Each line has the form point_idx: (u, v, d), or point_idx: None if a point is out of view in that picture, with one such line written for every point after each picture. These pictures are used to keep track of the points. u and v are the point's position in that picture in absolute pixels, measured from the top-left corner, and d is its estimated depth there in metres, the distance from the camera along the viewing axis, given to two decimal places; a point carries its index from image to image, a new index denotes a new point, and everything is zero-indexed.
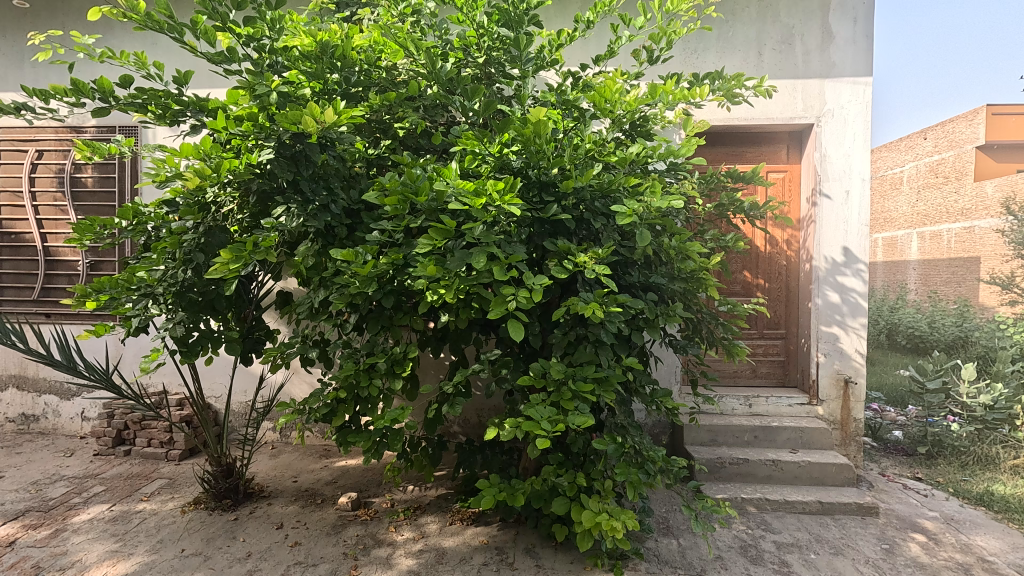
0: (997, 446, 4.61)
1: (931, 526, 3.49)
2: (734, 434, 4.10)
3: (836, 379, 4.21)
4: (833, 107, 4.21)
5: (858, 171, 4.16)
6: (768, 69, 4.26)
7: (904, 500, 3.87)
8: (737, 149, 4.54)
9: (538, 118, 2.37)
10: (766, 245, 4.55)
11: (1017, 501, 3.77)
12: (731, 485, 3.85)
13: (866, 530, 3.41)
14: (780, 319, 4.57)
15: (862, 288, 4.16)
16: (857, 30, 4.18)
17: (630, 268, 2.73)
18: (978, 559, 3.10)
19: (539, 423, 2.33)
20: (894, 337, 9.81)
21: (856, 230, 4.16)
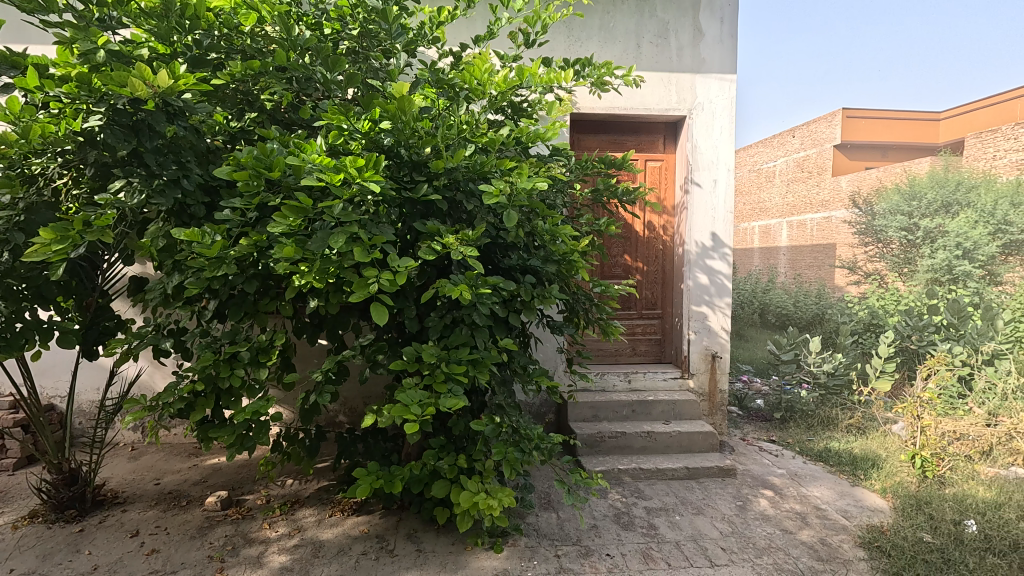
0: (837, 409, 5.26)
1: (778, 482, 3.92)
2: (614, 409, 4.32)
3: (705, 354, 4.57)
4: (703, 101, 4.50)
5: (724, 162, 4.50)
6: (646, 61, 4.45)
7: (759, 461, 4.30)
8: (617, 138, 4.74)
9: (403, 93, 2.32)
10: (644, 230, 4.79)
11: (847, 455, 4.33)
12: (610, 458, 4.05)
13: (725, 490, 3.75)
14: (657, 300, 4.86)
15: (726, 270, 4.53)
16: (723, 29, 4.49)
17: (509, 251, 2.80)
18: (813, 508, 3.52)
19: (409, 407, 2.31)
20: (766, 315, 10.84)
21: (722, 216, 4.51)
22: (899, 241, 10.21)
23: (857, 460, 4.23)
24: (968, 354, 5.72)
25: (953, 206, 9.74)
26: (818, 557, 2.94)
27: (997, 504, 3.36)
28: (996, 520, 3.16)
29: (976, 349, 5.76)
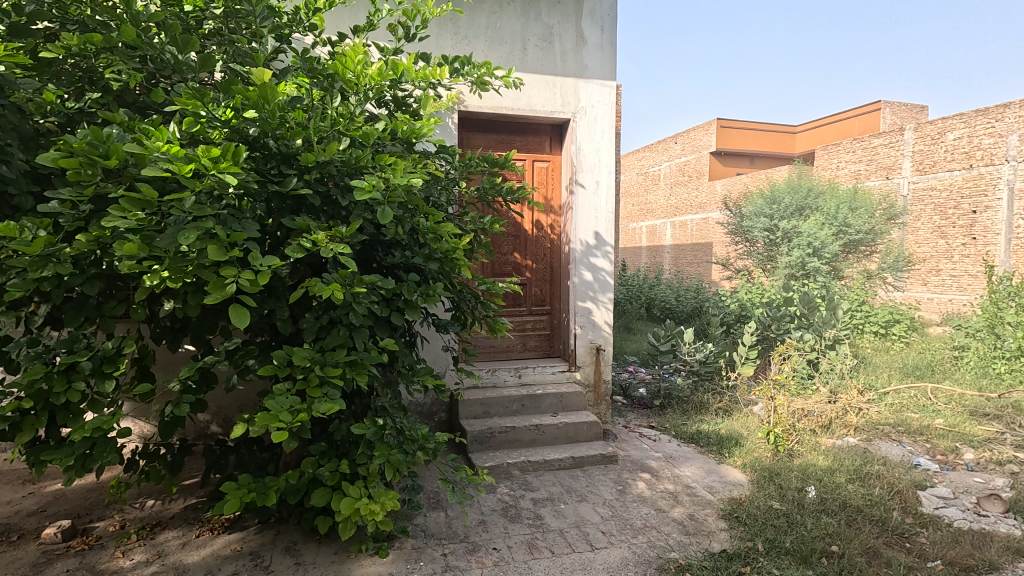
0: (708, 394, 5.75)
1: (655, 464, 4.20)
2: (504, 404, 4.39)
3: (590, 347, 4.78)
4: (586, 105, 4.70)
5: (606, 165, 4.73)
6: (531, 65, 4.56)
7: (639, 446, 4.59)
8: (505, 137, 4.80)
9: (264, 81, 2.21)
10: (533, 228, 4.91)
11: (715, 435, 4.75)
12: (500, 452, 4.11)
13: (607, 476, 3.96)
14: (545, 296, 4.99)
15: (608, 267, 4.77)
16: (603, 38, 4.72)
17: (391, 250, 2.74)
18: (684, 486, 3.81)
19: (278, 414, 2.18)
20: (652, 309, 11.58)
21: (605, 216, 4.74)
22: (763, 241, 11.36)
23: (723, 439, 4.66)
24: (815, 340, 6.47)
25: (805, 210, 11.04)
26: (686, 531, 3.20)
27: (831, 470, 3.86)
28: (830, 485, 3.62)
29: (821, 335, 6.54)
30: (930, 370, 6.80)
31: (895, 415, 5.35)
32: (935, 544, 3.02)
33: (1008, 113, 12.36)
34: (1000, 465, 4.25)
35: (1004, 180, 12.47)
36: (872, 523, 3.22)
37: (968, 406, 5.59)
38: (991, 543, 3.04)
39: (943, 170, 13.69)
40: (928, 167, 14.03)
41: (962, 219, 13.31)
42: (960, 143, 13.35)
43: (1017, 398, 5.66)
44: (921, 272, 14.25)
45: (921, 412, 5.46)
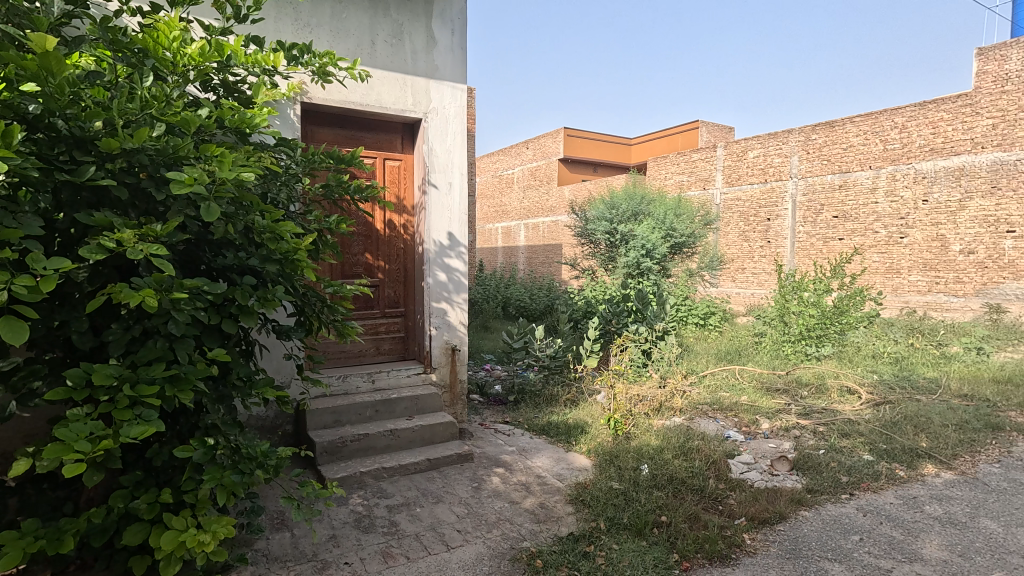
0: (557, 386, 6.10)
1: (509, 458, 4.34)
2: (357, 411, 4.22)
3: (445, 348, 4.79)
4: (437, 106, 4.70)
5: (458, 166, 4.78)
6: (381, 61, 4.44)
7: (493, 442, 4.71)
8: (354, 133, 4.61)
9: (48, 49, 1.87)
10: (385, 228, 4.78)
11: (563, 425, 5.06)
12: (352, 462, 3.94)
13: (463, 475, 4.00)
14: (399, 298, 4.89)
15: (462, 268, 4.82)
16: (454, 41, 4.75)
17: (221, 250, 2.47)
18: (535, 477, 3.99)
19: (74, 444, 1.85)
20: (507, 309, 11.91)
21: (458, 217, 4.78)
22: (605, 243, 12.32)
23: (570, 429, 4.97)
24: (649, 332, 7.18)
25: (640, 215, 12.19)
26: (536, 520, 3.36)
27: (661, 448, 4.32)
28: (660, 462, 4.05)
29: (653, 327, 7.27)
30: (738, 354, 7.93)
31: (711, 394, 6.16)
32: (741, 504, 3.54)
33: (791, 138, 14.89)
34: (787, 431, 5.10)
35: (789, 194, 15.02)
36: (693, 492, 3.67)
37: (765, 383, 6.63)
38: (780, 497, 3.64)
39: (746, 183, 16.06)
40: (735, 181, 16.36)
41: (760, 226, 15.76)
42: (757, 161, 15.76)
43: (798, 374, 6.85)
44: (731, 270, 16.62)
45: (731, 391, 6.34)
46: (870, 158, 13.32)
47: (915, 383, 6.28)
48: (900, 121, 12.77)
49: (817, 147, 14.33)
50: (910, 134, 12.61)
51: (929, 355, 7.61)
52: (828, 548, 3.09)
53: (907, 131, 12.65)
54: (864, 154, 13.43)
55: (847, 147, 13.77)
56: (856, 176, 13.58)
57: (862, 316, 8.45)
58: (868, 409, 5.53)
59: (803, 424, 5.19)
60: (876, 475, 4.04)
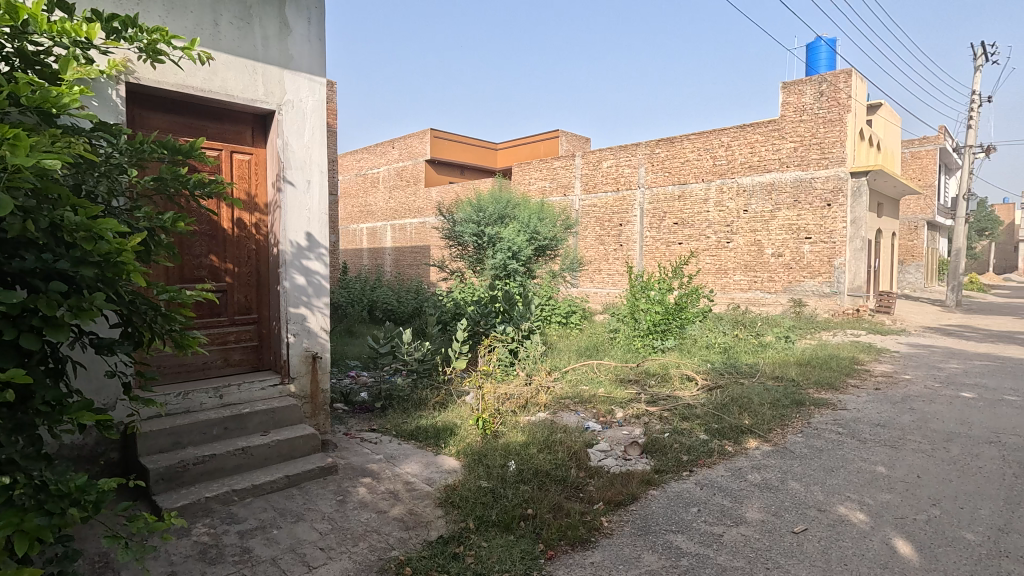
0: (426, 390, 6.04)
1: (376, 467, 4.21)
2: (201, 431, 3.80)
3: (305, 356, 4.49)
4: (293, 98, 4.41)
5: (317, 163, 4.52)
6: (225, 44, 4.05)
7: (359, 452, 4.53)
8: (194, 121, 4.16)
9: None
10: (233, 227, 4.36)
11: (432, 429, 5.02)
12: (196, 487, 3.54)
13: (326, 489, 3.79)
14: (251, 303, 4.49)
15: (323, 270, 4.57)
16: (311, 30, 4.48)
17: (18, 251, 2.06)
18: (404, 483, 3.91)
19: None
20: (374, 312, 11.53)
21: (318, 217, 4.53)
22: (472, 245, 12.48)
23: (439, 432, 4.96)
24: (515, 332, 7.40)
25: (505, 218, 12.52)
26: (405, 527, 3.29)
27: (527, 444, 4.48)
28: (526, 456, 4.20)
29: (519, 327, 7.51)
30: (596, 350, 8.50)
31: (573, 388, 6.54)
32: (599, 489, 3.80)
33: (639, 151, 16.32)
34: (638, 418, 5.57)
35: (638, 202, 16.45)
36: (556, 483, 3.85)
37: (619, 375, 7.19)
38: (632, 480, 3.96)
39: (601, 190, 17.29)
40: (591, 188, 17.52)
41: (613, 230, 17.06)
42: (611, 170, 17.03)
43: (647, 365, 7.53)
44: (589, 271, 17.79)
45: (589, 384, 6.77)
46: (703, 172, 15.08)
47: (739, 369, 7.24)
48: (726, 140, 14.61)
49: (660, 160, 15.88)
50: (733, 153, 14.49)
51: (749, 344, 8.82)
52: (672, 521, 3.43)
53: (731, 150, 14.52)
54: (698, 168, 15.16)
55: (684, 162, 15.44)
56: (692, 187, 15.28)
57: (698, 311, 9.53)
58: (703, 394, 6.25)
59: (651, 411, 5.72)
60: (710, 452, 4.58)
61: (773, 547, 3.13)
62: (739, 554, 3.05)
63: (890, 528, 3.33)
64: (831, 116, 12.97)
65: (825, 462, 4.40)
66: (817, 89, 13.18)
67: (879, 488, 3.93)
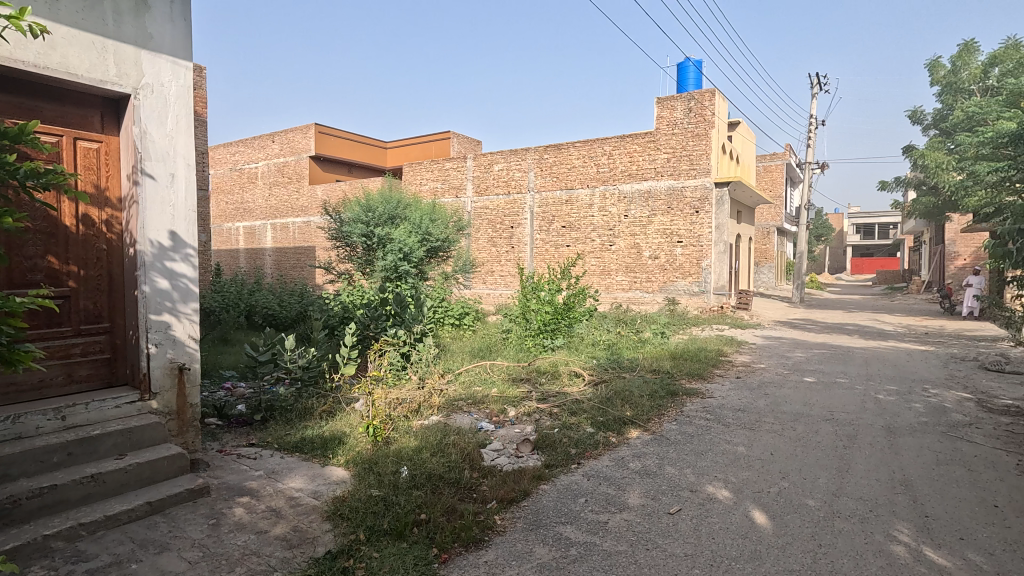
0: (312, 399, 5.73)
1: (255, 484, 3.91)
2: (38, 458, 3.29)
3: (169, 368, 4.05)
4: (152, 82, 3.97)
5: (183, 155, 4.12)
6: (66, 15, 3.54)
7: (236, 469, 4.18)
8: (26, 102, 3.60)
9: None
10: (78, 224, 3.84)
11: (318, 439, 4.77)
12: (33, 525, 3.05)
13: (197, 512, 3.45)
14: (102, 310, 3.97)
15: (190, 273, 4.17)
16: (174, 8, 4.06)
17: None
18: (287, 499, 3.68)
19: None
20: (252, 317, 10.72)
21: (184, 214, 4.12)
22: (361, 246, 12.05)
23: (326, 441, 4.72)
24: (407, 335, 7.26)
25: (396, 219, 12.23)
26: (289, 546, 3.10)
27: (419, 448, 4.41)
28: (419, 461, 4.14)
29: (411, 330, 7.38)
30: (489, 350, 8.60)
31: (466, 390, 6.56)
32: (492, 488, 3.85)
33: (528, 155, 16.76)
34: (529, 416, 5.72)
35: (527, 205, 16.90)
36: (449, 485, 3.84)
37: (511, 374, 7.34)
38: (524, 476, 4.06)
39: (492, 193, 17.52)
40: (483, 190, 17.69)
41: (505, 232, 17.37)
42: (501, 173, 17.32)
43: (538, 364, 7.76)
44: (481, 273, 17.97)
45: (482, 385, 6.83)
46: (588, 178, 15.85)
47: (622, 364, 7.71)
48: (608, 149, 15.48)
49: (549, 165, 16.44)
50: (615, 161, 15.39)
51: (630, 340, 9.42)
52: (561, 513, 3.57)
53: (613, 158, 15.42)
54: (584, 174, 15.90)
55: (571, 168, 16.12)
56: (578, 192, 16.01)
57: (584, 311, 10.00)
58: (590, 389, 6.58)
59: (542, 408, 5.90)
60: (596, 444, 4.83)
61: (652, 529, 3.36)
62: (622, 538, 3.25)
63: (748, 501, 3.73)
64: (699, 131, 14.24)
65: (695, 446, 4.83)
66: (687, 106, 14.40)
67: (740, 466, 4.38)
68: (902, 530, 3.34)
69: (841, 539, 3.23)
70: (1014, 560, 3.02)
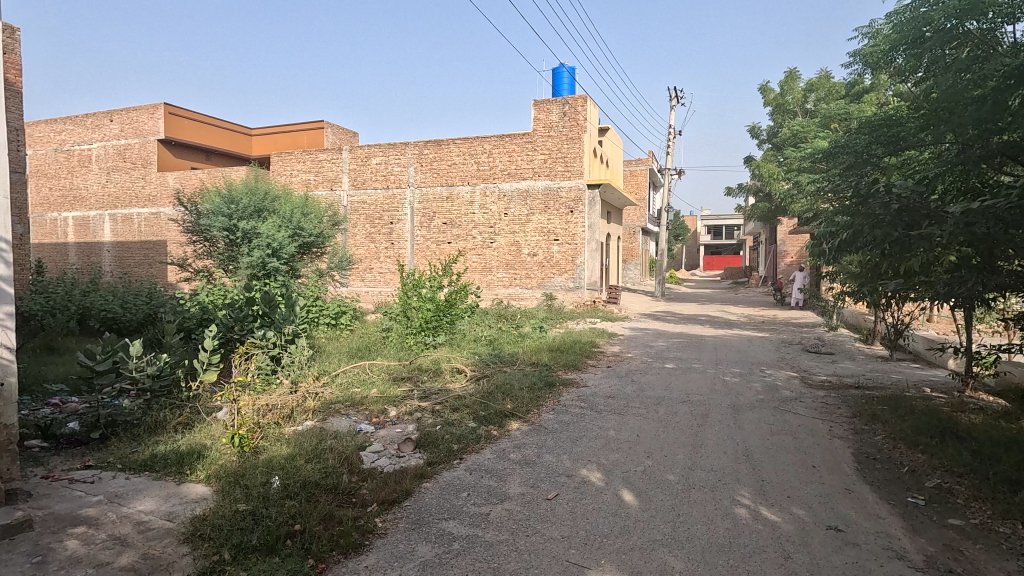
0: (164, 410, 5.14)
1: (93, 512, 3.42)
2: None
3: None
4: None
5: None
6: None
7: (67, 496, 3.63)
8: None
9: None
10: None
11: (173, 454, 4.30)
12: None
13: (16, 551, 2.95)
14: None
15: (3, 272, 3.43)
16: None
17: None
18: (134, 524, 3.27)
19: None
20: (87, 321, 9.35)
21: None
22: (222, 241, 11.02)
23: (182, 456, 4.27)
24: (277, 337, 6.77)
25: (263, 212, 11.34)
26: None
27: (292, 456, 4.16)
28: (292, 469, 3.90)
29: (281, 331, 6.89)
30: (368, 350, 8.32)
31: (344, 392, 6.29)
32: (373, 491, 3.75)
33: (407, 150, 16.45)
34: (411, 415, 5.65)
35: (407, 201, 16.59)
36: (326, 492, 3.67)
37: (392, 373, 7.18)
38: (406, 476, 4.01)
39: (370, 187, 16.95)
40: (360, 184, 17.04)
41: (384, 228, 16.91)
42: (379, 167, 16.81)
43: (420, 361, 7.67)
44: (359, 270, 17.32)
45: (362, 386, 6.60)
46: (468, 175, 15.94)
47: (503, 358, 7.89)
48: (488, 148, 15.68)
49: (429, 161, 16.27)
50: (494, 160, 15.64)
51: (511, 335, 9.67)
52: (444, 509, 3.57)
53: (492, 157, 15.66)
54: (464, 172, 15.97)
55: (451, 164, 16.10)
56: (459, 189, 16.05)
57: (466, 307, 10.07)
58: (472, 384, 6.65)
59: (423, 406, 5.85)
60: (478, 438, 4.90)
61: (532, 516, 3.50)
62: (504, 528, 3.34)
63: (618, 482, 4.02)
64: (573, 134, 14.95)
65: (571, 433, 5.09)
66: (562, 109, 15.04)
67: (611, 449, 4.71)
68: (744, 494, 3.82)
69: (695, 508, 3.61)
70: (827, 511, 3.59)
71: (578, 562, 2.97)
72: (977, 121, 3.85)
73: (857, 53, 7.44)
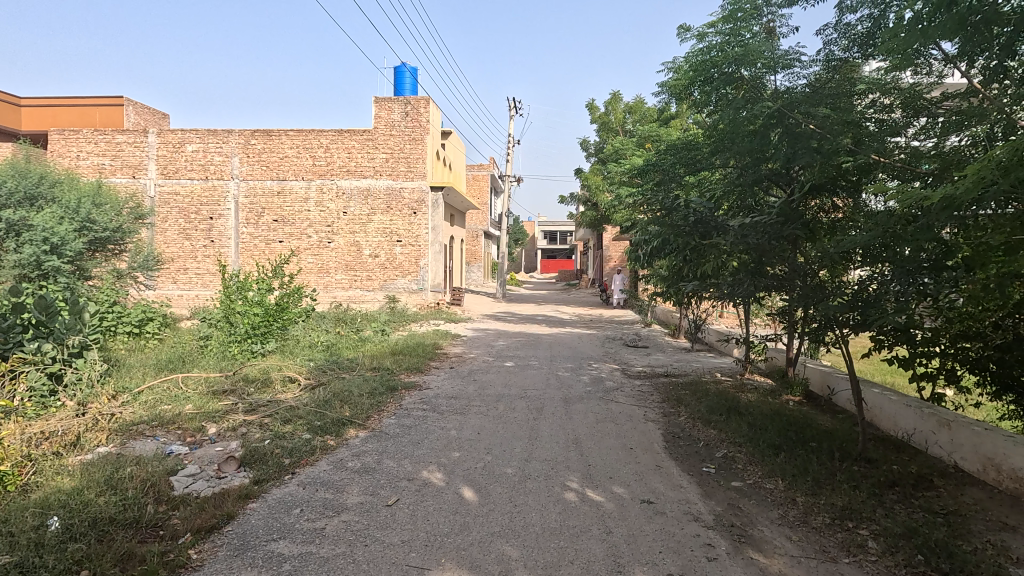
0: None
1: None
2: None
3: None
4: None
5: None
6: None
7: None
8: None
9: None
10: None
11: None
12: None
13: None
14: None
15: None
16: None
17: None
18: None
19: None
20: None
21: None
22: None
23: None
24: (58, 350, 5.62)
25: (37, 200, 9.37)
26: None
27: (77, 491, 3.49)
28: (78, 506, 3.29)
29: (64, 343, 5.74)
30: (182, 361, 7.33)
31: (149, 411, 5.46)
32: (185, 520, 3.32)
33: (231, 138, 14.88)
34: (234, 431, 5.11)
35: (230, 194, 14.99)
36: (124, 528, 3.17)
37: (210, 386, 6.41)
38: (228, 498, 3.64)
39: (184, 177, 14.99)
40: (170, 173, 14.97)
41: (201, 224, 15.09)
42: (196, 155, 14.97)
43: (245, 371, 6.99)
44: (169, 271, 15.18)
45: (172, 402, 5.79)
46: (302, 170, 14.93)
47: (340, 364, 7.52)
48: (324, 142, 14.81)
49: (256, 151, 14.90)
50: (332, 155, 14.86)
51: (350, 339, 9.29)
52: (272, 530, 3.30)
53: (330, 152, 14.85)
54: (297, 166, 14.93)
55: (283, 157, 14.95)
56: (292, 184, 14.95)
57: (300, 310, 9.44)
58: (305, 394, 6.23)
59: (249, 420, 5.34)
60: (312, 450, 4.61)
61: (370, 525, 3.40)
62: (340, 540, 3.19)
63: (459, 480, 4.09)
64: (415, 135, 14.81)
65: (412, 437, 5.05)
66: (403, 109, 14.82)
67: (452, 448, 4.78)
68: (573, 479, 4.14)
69: (531, 497, 3.83)
70: (641, 487, 4.06)
71: (419, 565, 2.96)
72: (749, 151, 4.64)
73: (663, 85, 8.54)
